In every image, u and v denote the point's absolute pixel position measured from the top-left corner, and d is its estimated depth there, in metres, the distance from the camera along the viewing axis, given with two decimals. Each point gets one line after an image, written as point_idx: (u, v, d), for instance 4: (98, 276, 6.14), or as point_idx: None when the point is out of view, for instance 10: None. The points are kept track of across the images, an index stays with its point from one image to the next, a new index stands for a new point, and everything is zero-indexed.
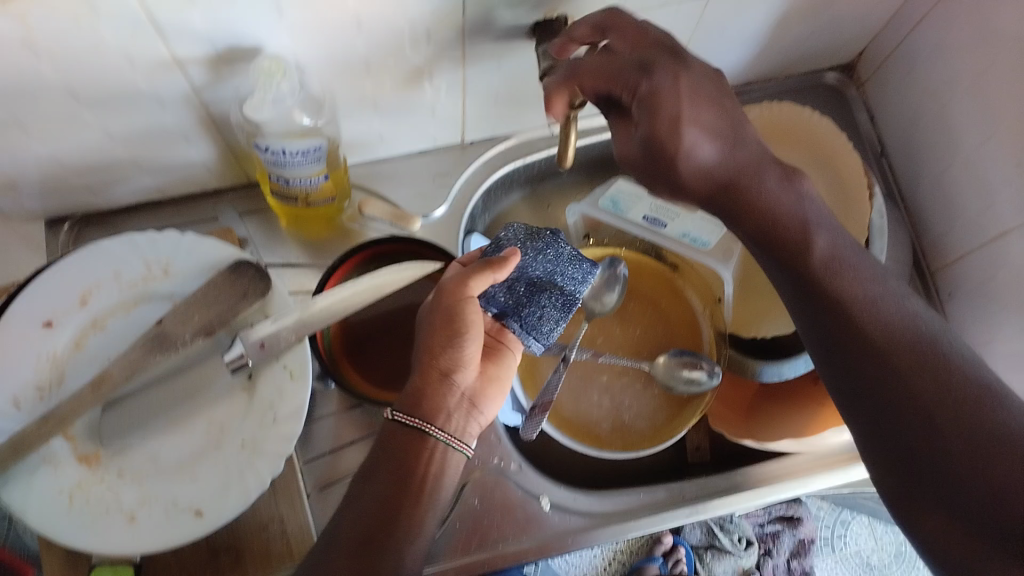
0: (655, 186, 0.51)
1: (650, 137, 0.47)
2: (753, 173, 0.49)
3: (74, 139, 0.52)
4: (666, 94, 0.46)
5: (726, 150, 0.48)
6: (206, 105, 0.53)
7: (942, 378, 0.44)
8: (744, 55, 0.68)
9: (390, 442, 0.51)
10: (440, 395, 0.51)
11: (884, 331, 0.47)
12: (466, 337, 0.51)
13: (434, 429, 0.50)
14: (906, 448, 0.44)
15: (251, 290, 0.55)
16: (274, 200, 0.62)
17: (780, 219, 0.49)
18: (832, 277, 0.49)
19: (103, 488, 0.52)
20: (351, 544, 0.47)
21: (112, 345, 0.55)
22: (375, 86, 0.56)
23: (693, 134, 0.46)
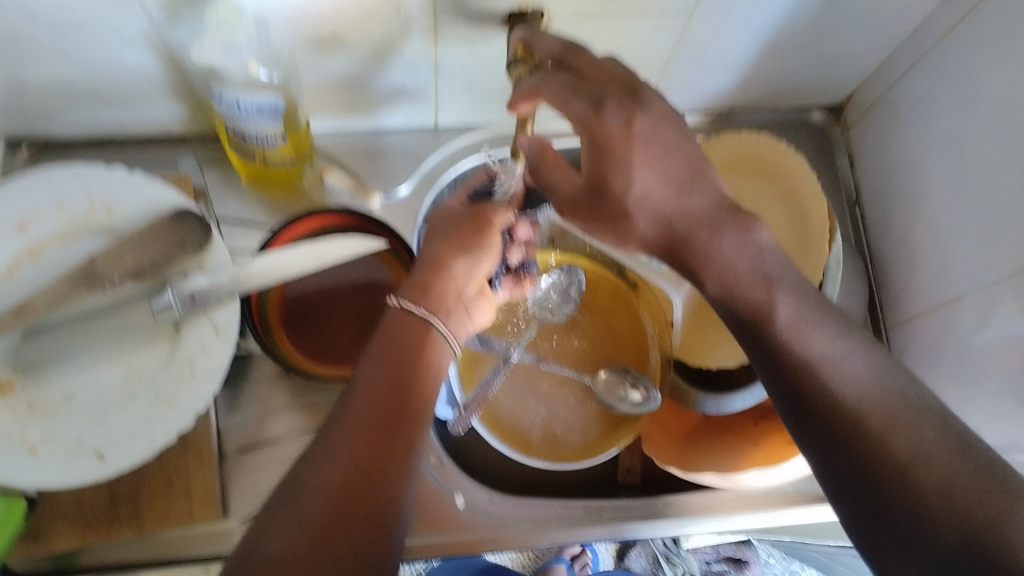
0: (599, 228, 0.52)
1: (602, 175, 0.48)
2: (707, 228, 0.47)
3: (29, 63, 0.52)
4: (617, 136, 0.45)
5: (674, 196, 0.48)
6: (167, 45, 0.52)
7: (914, 440, 0.42)
8: (731, 79, 0.66)
9: (396, 327, 0.49)
10: (448, 295, 0.51)
11: (851, 389, 0.44)
12: (489, 252, 0.54)
13: (440, 322, 0.50)
14: (890, 514, 0.41)
15: (190, 241, 0.55)
16: (233, 154, 0.61)
17: (738, 276, 0.47)
18: (796, 340, 0.46)
19: (10, 417, 0.51)
20: (360, 414, 0.44)
21: (42, 276, 0.54)
22: (344, 57, 0.55)
23: (642, 179, 0.47)
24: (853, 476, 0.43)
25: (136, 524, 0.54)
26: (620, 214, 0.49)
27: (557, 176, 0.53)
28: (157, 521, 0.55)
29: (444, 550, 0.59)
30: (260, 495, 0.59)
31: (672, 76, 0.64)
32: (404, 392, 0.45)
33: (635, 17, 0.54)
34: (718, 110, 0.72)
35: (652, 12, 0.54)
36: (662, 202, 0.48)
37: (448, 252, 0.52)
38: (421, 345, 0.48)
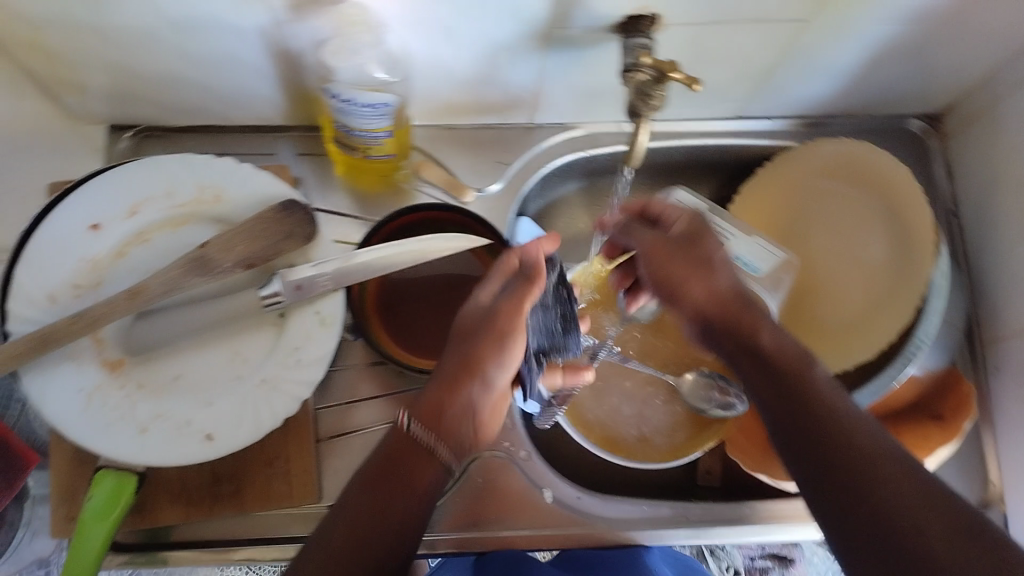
0: (670, 262, 0.51)
1: (658, 248, 0.52)
2: (740, 302, 0.49)
3: (150, 52, 0.53)
4: (688, 243, 0.52)
5: (736, 272, 0.51)
6: (282, 42, 0.52)
7: (904, 459, 0.41)
8: (832, 86, 0.65)
9: (396, 452, 0.46)
10: (457, 418, 0.48)
11: (858, 439, 0.42)
12: (509, 361, 0.50)
13: (443, 453, 0.47)
14: (887, 540, 0.39)
15: (298, 231, 0.56)
16: (335, 147, 0.62)
17: (787, 345, 0.47)
18: (799, 370, 0.46)
19: (121, 396, 0.53)
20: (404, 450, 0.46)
21: (154, 259, 0.56)
22: (454, 57, 0.55)
23: (722, 269, 0.50)
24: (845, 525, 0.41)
25: (238, 504, 0.56)
26: (669, 268, 0.51)
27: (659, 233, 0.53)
28: (257, 503, 0.56)
29: (529, 543, 0.60)
30: None
31: (776, 82, 0.63)
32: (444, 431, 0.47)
33: (746, 24, 0.54)
34: (813, 116, 0.71)
35: (766, 20, 0.53)
36: (714, 273, 0.50)
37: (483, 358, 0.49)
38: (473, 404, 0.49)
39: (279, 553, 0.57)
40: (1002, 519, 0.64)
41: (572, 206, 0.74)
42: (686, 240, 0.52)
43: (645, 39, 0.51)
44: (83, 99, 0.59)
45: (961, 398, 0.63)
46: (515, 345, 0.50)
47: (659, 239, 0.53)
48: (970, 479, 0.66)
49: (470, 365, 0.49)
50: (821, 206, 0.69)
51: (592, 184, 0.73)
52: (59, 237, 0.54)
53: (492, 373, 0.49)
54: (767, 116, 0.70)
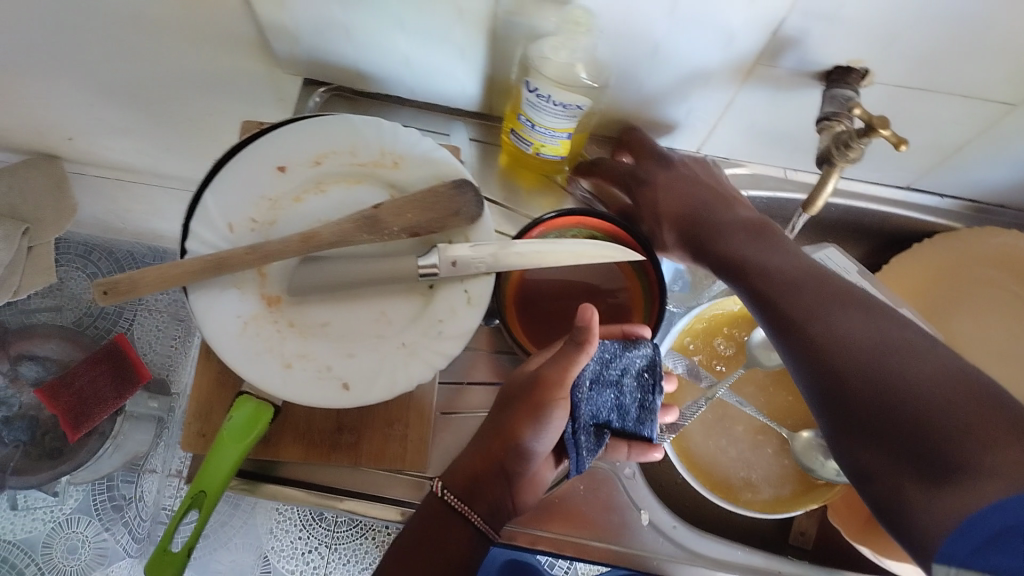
0: (693, 211, 0.59)
1: (690, 193, 0.60)
2: (677, 212, 0.59)
3: (369, 18, 0.56)
4: (647, 171, 0.61)
5: (671, 180, 0.60)
6: (494, 33, 0.54)
7: (845, 329, 0.47)
8: (1017, 177, 0.63)
9: (434, 514, 0.51)
10: (492, 485, 0.52)
11: (835, 329, 0.47)
12: (544, 433, 0.53)
13: (476, 517, 0.51)
14: (849, 408, 0.45)
15: (464, 210, 0.57)
16: (510, 139, 0.64)
17: (727, 243, 0.55)
18: (775, 278, 0.51)
19: (273, 330, 0.56)
20: (437, 513, 0.51)
21: (327, 210, 0.59)
22: (651, 76, 0.56)
23: (655, 175, 0.61)
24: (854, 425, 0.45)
25: (354, 455, 0.58)
26: (708, 219, 0.58)
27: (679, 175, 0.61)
28: (373, 460, 0.58)
29: (619, 560, 0.60)
30: None
31: (959, 160, 0.62)
32: (476, 490, 0.51)
33: (952, 97, 0.53)
34: (985, 203, 0.69)
35: (973, 95, 0.53)
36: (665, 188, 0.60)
37: (517, 432, 0.52)
38: (512, 473, 0.53)
39: (380, 511, 0.60)
40: None
41: None
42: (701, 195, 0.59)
43: (851, 91, 0.51)
44: (291, 49, 0.62)
45: None
46: (551, 415, 0.53)
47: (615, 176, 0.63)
48: None
49: (504, 440, 0.52)
50: (977, 288, 0.68)
51: None
52: (247, 171, 0.57)
53: (530, 442, 0.52)
54: (936, 192, 0.69)
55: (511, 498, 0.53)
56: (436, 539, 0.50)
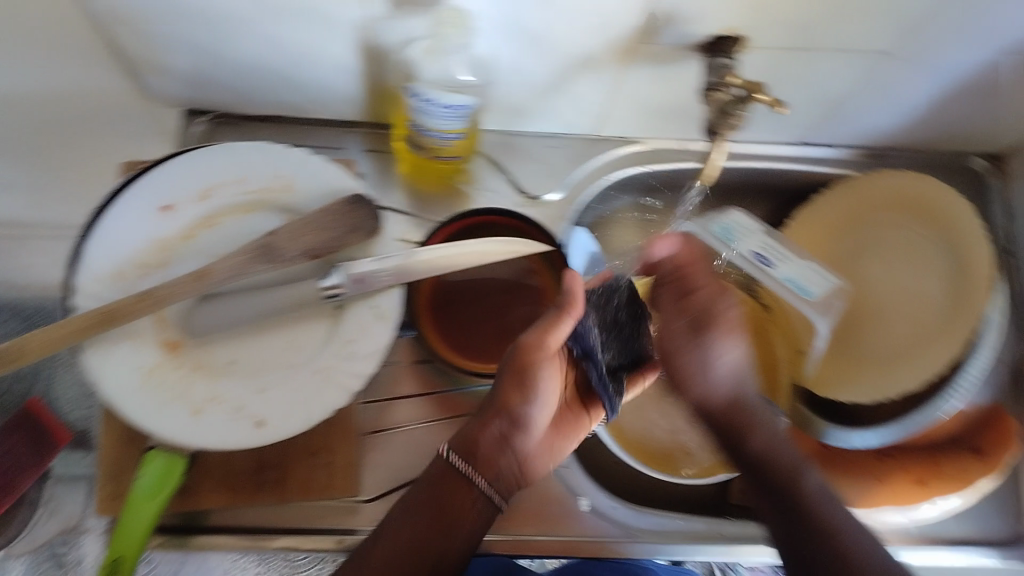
0: (676, 354, 0.53)
1: (676, 320, 0.53)
2: (689, 346, 0.52)
3: (235, 39, 0.53)
4: (675, 275, 0.55)
5: (694, 331, 0.52)
6: (368, 41, 0.53)
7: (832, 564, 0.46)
8: (901, 120, 0.65)
9: (442, 477, 0.52)
10: (495, 451, 0.53)
11: (824, 518, 0.48)
12: (535, 397, 0.55)
13: (482, 480, 0.52)
14: None
15: (363, 226, 0.56)
16: (404, 146, 0.62)
17: (752, 412, 0.52)
18: (779, 462, 0.50)
19: (179, 376, 0.54)
20: (434, 480, 0.52)
21: (222, 243, 0.56)
22: (533, 67, 0.55)
23: (724, 345, 0.52)
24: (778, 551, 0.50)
25: (279, 492, 0.57)
26: (675, 365, 0.53)
27: (669, 294, 0.54)
28: (300, 493, 0.57)
29: (562, 551, 0.60)
30: (395, 476, 0.61)
31: (847, 111, 0.63)
32: (478, 453, 0.53)
33: (829, 53, 0.54)
34: (876, 147, 0.71)
35: (848, 48, 0.53)
36: (727, 360, 0.52)
37: (509, 400, 0.54)
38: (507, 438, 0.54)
39: (315, 543, 0.58)
40: None
41: (625, 220, 0.74)
42: (694, 322, 0.52)
43: (729, 60, 0.51)
44: (160, 80, 0.59)
45: (1002, 435, 0.65)
46: (540, 380, 0.55)
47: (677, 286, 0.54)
48: (1004, 516, 0.67)
49: (497, 410, 0.54)
50: (878, 234, 0.70)
51: (647, 199, 0.73)
52: (129, 215, 0.55)
53: (524, 408, 0.54)
54: (829, 143, 0.71)
55: (518, 463, 0.55)
56: (436, 505, 0.51)
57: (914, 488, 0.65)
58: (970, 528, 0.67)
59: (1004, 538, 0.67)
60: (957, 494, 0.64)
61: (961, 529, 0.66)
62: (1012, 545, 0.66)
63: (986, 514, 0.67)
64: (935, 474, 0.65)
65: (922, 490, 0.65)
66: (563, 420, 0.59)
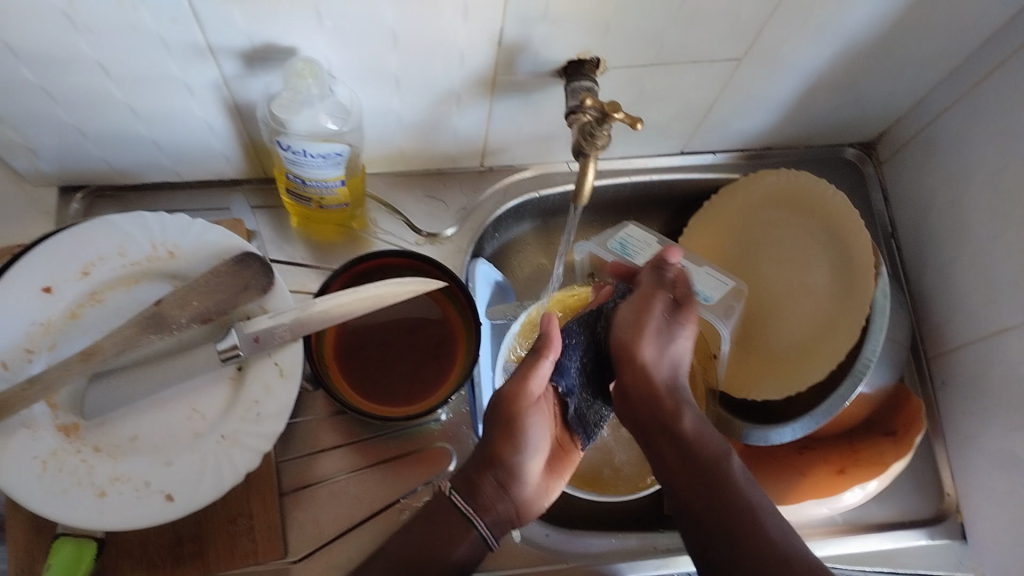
0: (651, 315, 0.59)
1: (655, 295, 0.60)
2: (659, 327, 0.59)
3: (101, 110, 0.53)
4: (684, 295, 0.62)
5: (666, 316, 0.60)
6: (235, 97, 0.54)
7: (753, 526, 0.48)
8: (768, 120, 0.69)
9: (436, 515, 0.53)
10: (494, 496, 0.53)
11: (747, 495, 0.50)
12: (526, 445, 0.55)
13: (481, 522, 0.52)
14: None
15: (254, 283, 0.56)
16: (288, 198, 0.61)
17: (706, 431, 0.54)
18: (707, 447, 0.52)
19: (78, 461, 0.52)
20: (422, 524, 0.52)
21: (108, 320, 0.56)
22: (402, 105, 0.57)
23: (686, 343, 0.59)
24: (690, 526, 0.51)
25: (201, 564, 0.56)
26: (636, 329, 0.58)
27: (646, 286, 0.62)
28: (223, 564, 0.56)
29: None
30: (322, 534, 0.60)
31: (715, 116, 0.66)
32: (475, 500, 0.53)
33: (682, 65, 0.57)
34: (753, 148, 0.75)
35: (702, 58, 0.56)
36: (679, 352, 0.59)
37: (501, 449, 0.54)
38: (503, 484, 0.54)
39: None
40: (957, 528, 0.68)
41: (527, 246, 0.75)
42: (675, 301, 0.61)
43: (589, 81, 0.53)
44: (32, 159, 0.59)
45: (912, 418, 0.67)
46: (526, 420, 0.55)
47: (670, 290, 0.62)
48: (923, 492, 0.69)
49: (490, 460, 0.54)
50: (770, 235, 0.73)
51: (545, 223, 0.75)
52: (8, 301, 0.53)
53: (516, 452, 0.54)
54: (709, 150, 0.74)
55: (516, 508, 0.55)
56: (427, 539, 0.51)
57: (833, 477, 0.66)
58: (892, 509, 0.69)
59: (927, 514, 0.69)
60: (876, 478, 0.65)
61: (883, 510, 0.69)
62: (935, 520, 0.68)
63: (907, 492, 0.69)
64: (853, 462, 0.66)
65: (841, 478, 0.65)
66: (557, 463, 0.60)
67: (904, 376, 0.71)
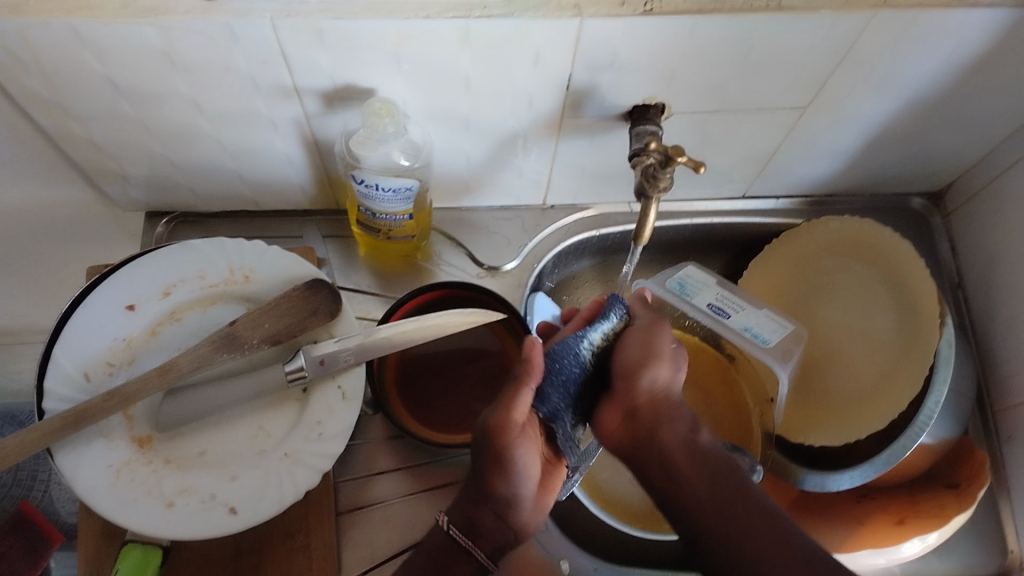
0: (639, 344, 0.55)
1: (649, 331, 0.56)
2: (644, 349, 0.55)
3: (189, 142, 0.57)
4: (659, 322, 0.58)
5: (656, 339, 0.56)
6: (313, 132, 0.56)
7: (730, 506, 0.47)
8: (832, 167, 0.69)
9: (440, 554, 0.51)
10: (493, 527, 0.52)
11: (722, 484, 0.48)
12: (518, 475, 0.51)
13: (482, 553, 0.51)
14: (737, 545, 0.45)
15: (322, 308, 0.58)
16: (358, 229, 0.64)
17: (685, 433, 0.52)
18: (681, 438, 0.52)
19: (149, 471, 0.55)
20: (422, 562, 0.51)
21: (185, 338, 0.59)
22: (471, 144, 0.59)
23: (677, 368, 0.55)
24: (701, 549, 0.47)
25: None
26: (652, 344, 0.55)
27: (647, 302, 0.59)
28: None
29: None
30: (374, 555, 0.61)
31: (778, 161, 0.66)
32: (472, 534, 0.51)
33: (746, 112, 0.58)
34: (817, 194, 0.75)
35: (766, 107, 0.57)
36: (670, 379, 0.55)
37: (493, 484, 0.51)
38: (501, 512, 0.52)
39: None
40: None
41: (585, 283, 0.76)
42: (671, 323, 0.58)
43: (653, 125, 0.55)
44: (124, 184, 0.63)
45: (975, 469, 0.66)
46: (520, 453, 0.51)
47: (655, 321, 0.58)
48: (987, 548, 0.67)
49: (483, 492, 0.52)
50: (832, 281, 0.72)
51: (604, 261, 0.76)
52: (96, 316, 0.57)
53: (510, 484, 0.52)
54: (771, 194, 0.74)
55: (515, 532, 0.54)
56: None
57: (893, 528, 0.65)
58: (954, 563, 0.66)
59: (989, 570, 0.66)
60: (936, 530, 0.64)
61: (944, 564, 0.66)
62: None
63: (969, 547, 0.67)
64: (913, 512, 0.65)
65: (902, 530, 0.64)
66: (549, 473, 0.56)
67: (969, 427, 0.69)
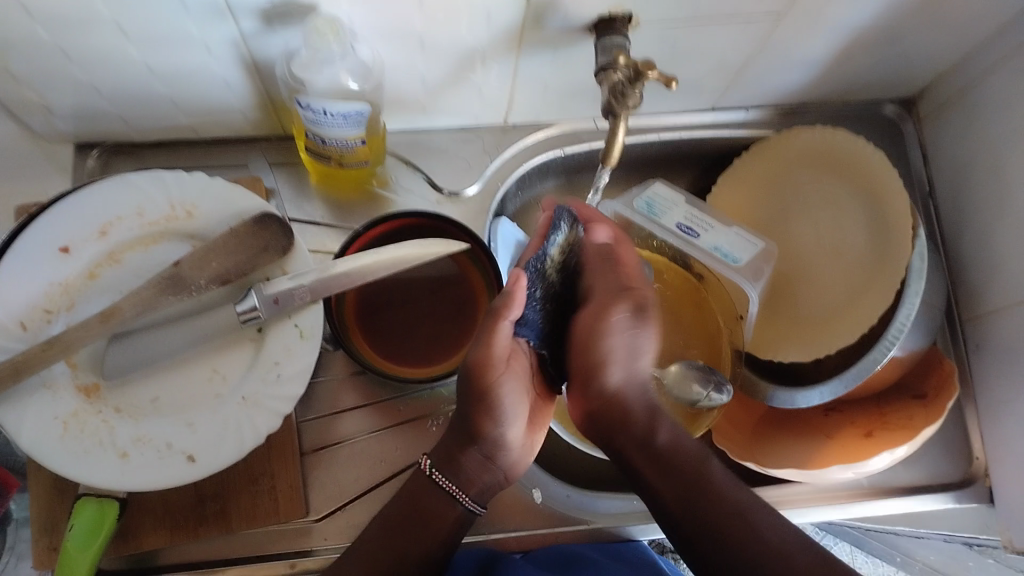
0: (579, 355, 0.52)
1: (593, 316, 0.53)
2: (585, 368, 0.52)
3: (113, 67, 0.52)
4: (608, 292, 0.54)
5: (584, 338, 0.52)
6: (252, 53, 0.52)
7: (702, 497, 0.50)
8: (806, 76, 0.66)
9: (417, 493, 0.52)
10: (480, 469, 0.52)
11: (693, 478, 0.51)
12: (505, 415, 0.51)
13: (467, 497, 0.52)
14: (710, 535, 0.49)
15: (272, 244, 0.55)
16: (307, 156, 0.60)
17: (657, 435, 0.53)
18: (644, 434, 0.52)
19: (100, 421, 0.52)
20: (403, 505, 0.52)
21: (127, 280, 0.55)
22: (424, 62, 0.55)
23: (616, 364, 0.52)
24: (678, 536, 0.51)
25: (223, 523, 0.56)
26: (597, 349, 0.51)
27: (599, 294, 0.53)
28: (244, 521, 0.56)
29: (519, 544, 0.61)
30: (343, 494, 0.60)
31: (750, 72, 0.63)
32: (455, 479, 0.52)
33: (718, 20, 0.54)
34: (789, 104, 0.72)
35: (740, 14, 0.54)
36: (619, 376, 0.52)
37: (476, 427, 0.51)
38: (489, 454, 0.52)
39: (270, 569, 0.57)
40: (985, 492, 0.67)
41: None
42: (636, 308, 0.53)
43: (621, 38, 0.52)
44: (46, 115, 0.57)
45: (946, 381, 0.64)
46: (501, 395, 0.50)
47: (599, 303, 0.53)
48: (952, 457, 0.68)
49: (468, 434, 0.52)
50: (804, 196, 0.70)
51: (570, 181, 0.73)
52: (26, 261, 0.52)
53: (495, 427, 0.51)
54: (742, 106, 0.71)
55: (503, 470, 0.54)
56: (403, 526, 0.51)
57: (861, 441, 0.64)
58: (920, 474, 0.68)
59: (955, 479, 0.68)
60: (906, 444, 0.61)
61: (910, 475, 0.68)
62: (962, 484, 0.67)
63: (935, 457, 0.68)
64: (882, 425, 0.65)
65: (871, 441, 0.64)
66: (537, 408, 0.55)
67: (937, 339, 0.69)
